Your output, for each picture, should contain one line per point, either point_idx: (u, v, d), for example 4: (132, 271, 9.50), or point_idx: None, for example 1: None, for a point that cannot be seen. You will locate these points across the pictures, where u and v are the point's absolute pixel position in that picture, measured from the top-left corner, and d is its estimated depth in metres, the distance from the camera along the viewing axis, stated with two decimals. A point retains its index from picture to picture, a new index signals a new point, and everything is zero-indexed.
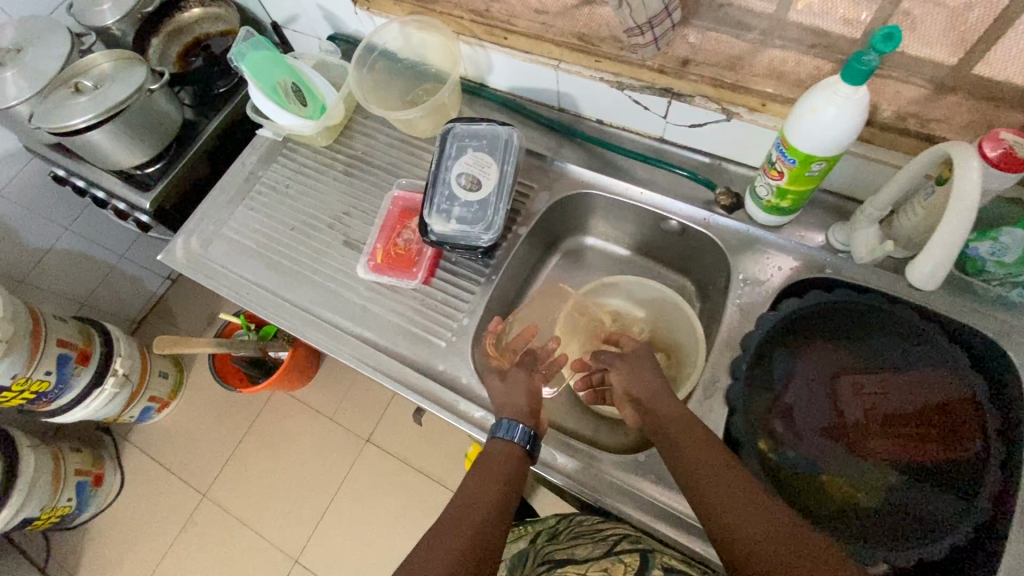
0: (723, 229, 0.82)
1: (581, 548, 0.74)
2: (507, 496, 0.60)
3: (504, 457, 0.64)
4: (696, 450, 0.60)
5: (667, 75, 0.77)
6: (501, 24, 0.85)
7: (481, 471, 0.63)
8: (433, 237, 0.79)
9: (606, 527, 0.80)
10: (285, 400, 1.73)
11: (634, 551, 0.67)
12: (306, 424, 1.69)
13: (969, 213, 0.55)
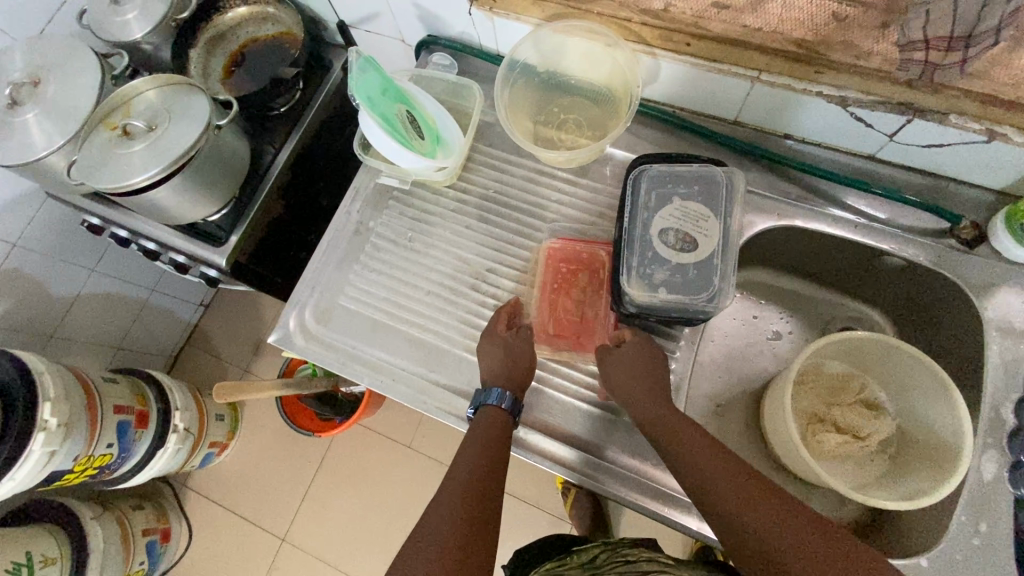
0: (963, 266, 0.69)
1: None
2: (494, 455, 0.62)
3: (491, 426, 0.65)
4: (683, 442, 0.60)
5: (916, 89, 0.62)
6: (684, 27, 0.67)
7: (470, 441, 0.64)
8: (632, 309, 0.64)
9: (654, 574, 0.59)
10: (355, 431, 1.59)
11: None
12: (383, 457, 1.57)
13: None
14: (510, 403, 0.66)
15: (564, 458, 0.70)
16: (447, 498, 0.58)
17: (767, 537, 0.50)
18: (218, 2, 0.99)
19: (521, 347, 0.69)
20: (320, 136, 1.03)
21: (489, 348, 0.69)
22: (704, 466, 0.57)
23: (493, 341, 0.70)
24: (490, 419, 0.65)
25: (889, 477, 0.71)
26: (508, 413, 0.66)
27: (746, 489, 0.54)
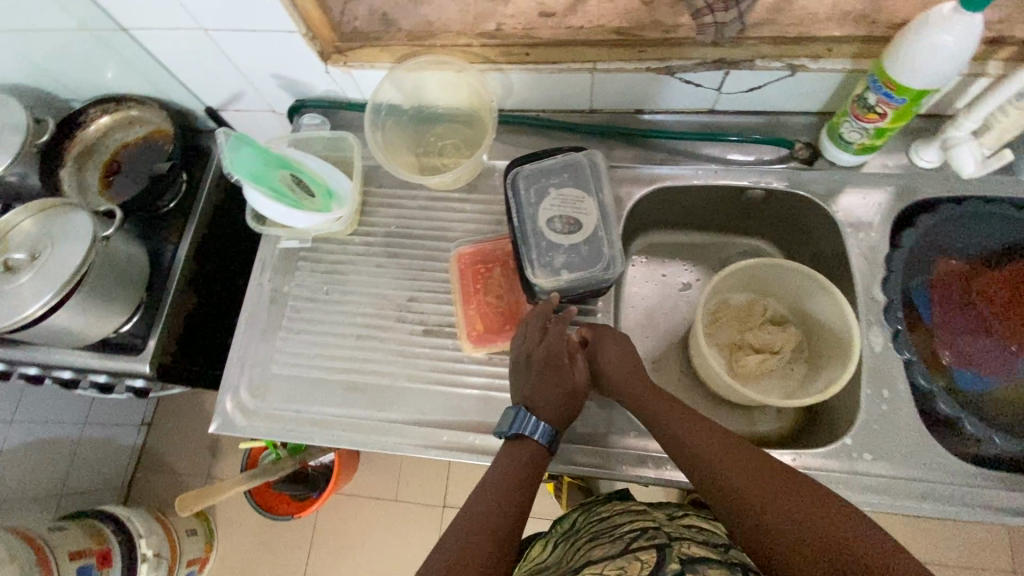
0: (810, 182, 0.79)
1: (601, 547, 0.61)
2: (529, 483, 0.61)
3: (527, 455, 0.63)
4: (688, 429, 0.60)
5: (723, 46, 0.72)
6: (519, 39, 0.75)
7: (500, 467, 0.62)
8: (545, 295, 0.69)
9: (626, 523, 0.65)
10: (337, 501, 1.55)
11: (651, 546, 0.56)
12: (374, 519, 1.53)
13: None
14: (548, 437, 0.64)
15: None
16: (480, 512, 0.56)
17: (768, 522, 0.48)
18: (77, 117, 0.97)
19: (577, 386, 0.69)
20: (217, 221, 1.03)
21: (546, 376, 0.67)
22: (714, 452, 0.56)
23: (552, 369, 0.67)
24: (529, 448, 0.64)
25: (808, 379, 0.80)
26: (549, 447, 0.65)
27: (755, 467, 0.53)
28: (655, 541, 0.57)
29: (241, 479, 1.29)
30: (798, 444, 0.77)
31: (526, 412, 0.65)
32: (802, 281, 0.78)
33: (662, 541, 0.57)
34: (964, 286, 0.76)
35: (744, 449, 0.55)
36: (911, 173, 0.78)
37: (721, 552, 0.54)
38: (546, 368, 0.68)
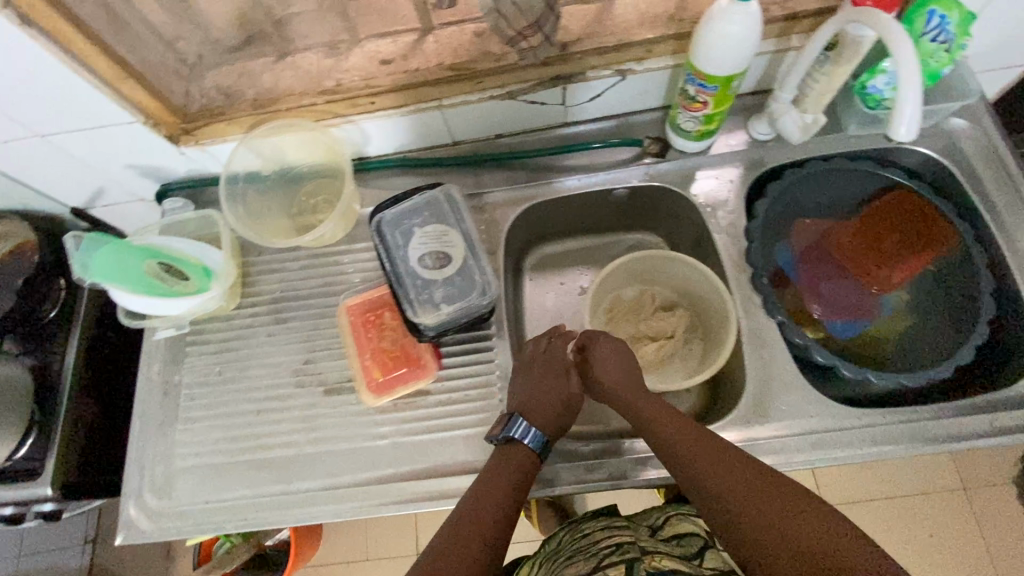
0: (666, 173, 0.84)
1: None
2: (515, 491, 0.64)
3: (516, 462, 0.66)
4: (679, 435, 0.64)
5: (552, 64, 0.75)
6: (361, 90, 0.77)
7: (493, 471, 0.66)
8: (431, 332, 0.70)
9: (607, 534, 0.73)
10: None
11: (622, 561, 0.67)
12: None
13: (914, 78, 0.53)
14: (538, 444, 0.68)
15: (455, 490, 0.71)
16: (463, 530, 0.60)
17: (769, 541, 0.52)
18: None
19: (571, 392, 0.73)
20: (107, 319, 0.99)
21: (543, 381, 0.72)
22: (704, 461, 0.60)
23: (548, 374, 0.73)
24: (520, 455, 0.67)
25: (705, 356, 0.83)
26: (537, 456, 0.67)
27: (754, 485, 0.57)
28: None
29: None
30: (707, 419, 0.79)
31: (521, 419, 0.68)
32: (680, 268, 0.83)
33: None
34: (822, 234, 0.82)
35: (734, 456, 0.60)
36: (754, 147, 0.83)
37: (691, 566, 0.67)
38: (544, 374, 0.73)
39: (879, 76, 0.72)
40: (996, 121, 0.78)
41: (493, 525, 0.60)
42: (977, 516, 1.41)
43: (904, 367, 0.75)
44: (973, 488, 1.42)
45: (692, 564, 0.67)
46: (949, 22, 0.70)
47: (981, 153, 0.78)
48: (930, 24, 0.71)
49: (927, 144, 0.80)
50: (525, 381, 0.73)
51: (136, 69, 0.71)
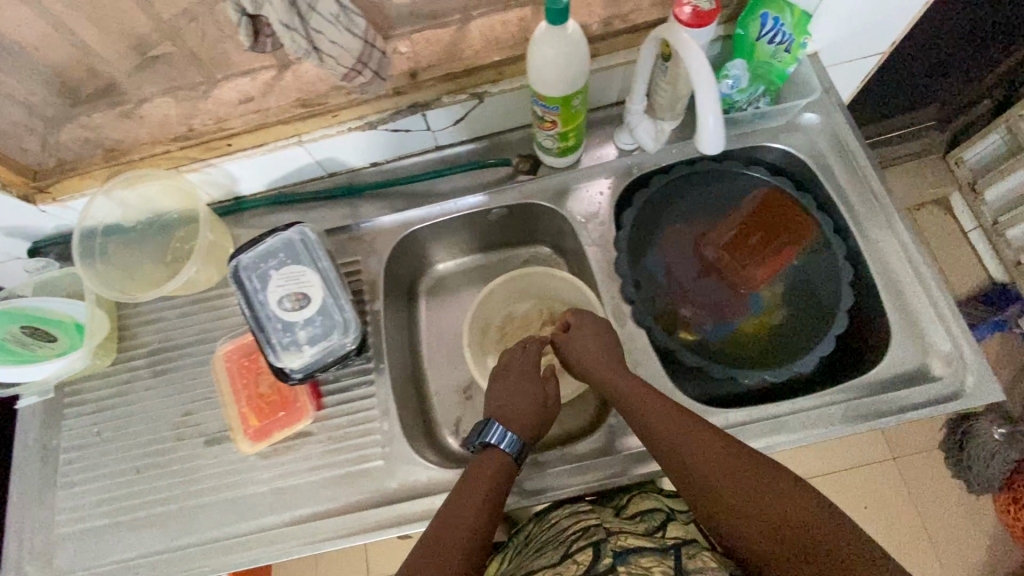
0: (539, 188, 0.85)
1: (544, 555, 0.66)
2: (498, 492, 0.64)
3: (495, 469, 0.66)
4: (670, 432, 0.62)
5: (405, 93, 0.75)
6: (214, 134, 0.75)
7: (466, 480, 0.65)
8: (299, 374, 0.69)
9: (573, 520, 0.70)
10: None
11: (588, 544, 0.63)
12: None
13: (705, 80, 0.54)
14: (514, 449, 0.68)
15: (339, 530, 0.70)
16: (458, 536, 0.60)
17: (770, 538, 0.54)
18: None
19: (547, 394, 0.75)
20: None
21: (517, 385, 0.75)
22: (699, 461, 0.60)
23: (524, 380, 0.75)
24: (495, 460, 0.67)
25: None
26: (515, 459, 0.68)
27: (755, 479, 0.57)
28: (592, 540, 0.64)
29: None
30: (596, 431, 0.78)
31: (497, 423, 0.70)
32: (555, 279, 0.85)
33: (598, 539, 0.64)
34: (697, 235, 0.82)
35: (725, 452, 0.59)
36: (622, 157, 0.84)
37: (654, 541, 0.63)
38: (519, 380, 0.75)
39: (723, 81, 0.75)
40: (848, 116, 0.80)
41: (469, 530, 0.60)
42: (907, 484, 1.45)
43: (778, 363, 0.75)
44: (902, 457, 1.46)
45: (657, 539, 0.64)
46: (783, 24, 0.71)
47: (835, 147, 0.80)
48: (766, 26, 0.72)
49: (785, 140, 0.82)
50: (503, 379, 0.75)
51: None
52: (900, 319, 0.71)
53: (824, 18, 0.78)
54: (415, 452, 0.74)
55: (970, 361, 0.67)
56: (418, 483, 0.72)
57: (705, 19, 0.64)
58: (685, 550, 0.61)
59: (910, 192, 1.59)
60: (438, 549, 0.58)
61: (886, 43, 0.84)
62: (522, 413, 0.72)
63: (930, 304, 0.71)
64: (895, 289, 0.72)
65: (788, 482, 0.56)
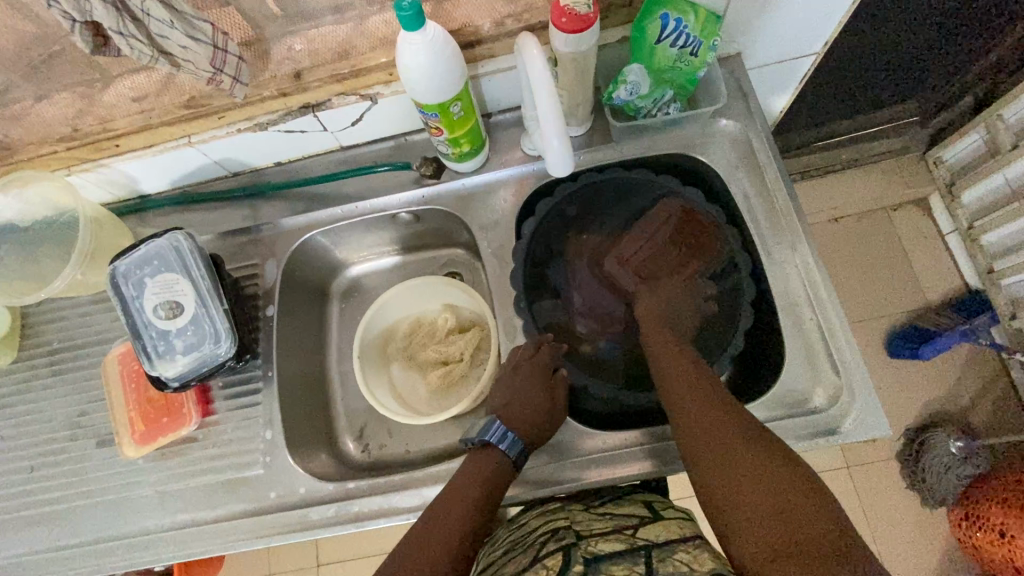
0: (442, 193, 0.82)
1: (512, 562, 0.59)
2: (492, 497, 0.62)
3: (493, 468, 0.64)
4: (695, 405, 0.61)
5: (292, 94, 0.73)
6: (100, 134, 0.74)
7: (467, 476, 0.63)
8: (175, 382, 0.69)
9: (545, 523, 0.63)
10: None
11: (556, 549, 0.57)
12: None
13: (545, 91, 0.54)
14: (515, 452, 0.65)
15: (214, 537, 0.71)
16: (446, 538, 0.58)
17: (756, 514, 0.50)
18: None
19: (557, 403, 0.69)
20: None
21: (528, 388, 0.69)
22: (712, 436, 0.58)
23: (538, 384, 0.69)
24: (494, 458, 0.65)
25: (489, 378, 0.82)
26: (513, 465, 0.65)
27: (759, 461, 0.54)
28: (562, 544, 0.57)
29: None
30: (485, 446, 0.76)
31: (498, 422, 0.67)
32: (462, 286, 0.85)
33: (569, 542, 0.57)
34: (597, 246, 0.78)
35: (740, 432, 0.57)
36: (528, 162, 0.80)
37: (626, 540, 0.56)
38: (531, 379, 0.69)
39: (620, 87, 0.71)
40: (762, 124, 0.77)
41: (453, 524, 0.59)
42: (861, 494, 1.38)
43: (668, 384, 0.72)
44: (856, 465, 1.39)
45: (630, 539, 0.56)
46: (685, 26, 0.66)
47: (745, 158, 0.77)
48: (667, 28, 0.67)
49: (697, 150, 0.78)
50: (511, 379, 0.70)
51: None
52: (793, 345, 0.68)
53: (741, 19, 0.72)
54: (296, 463, 0.73)
55: (858, 393, 0.64)
56: (295, 495, 0.71)
57: (580, 24, 0.60)
58: (659, 552, 0.53)
59: (890, 191, 1.49)
60: (420, 537, 0.58)
61: (819, 43, 0.78)
62: (525, 418, 0.67)
63: (826, 330, 0.68)
64: (792, 313, 0.69)
65: (799, 469, 0.52)
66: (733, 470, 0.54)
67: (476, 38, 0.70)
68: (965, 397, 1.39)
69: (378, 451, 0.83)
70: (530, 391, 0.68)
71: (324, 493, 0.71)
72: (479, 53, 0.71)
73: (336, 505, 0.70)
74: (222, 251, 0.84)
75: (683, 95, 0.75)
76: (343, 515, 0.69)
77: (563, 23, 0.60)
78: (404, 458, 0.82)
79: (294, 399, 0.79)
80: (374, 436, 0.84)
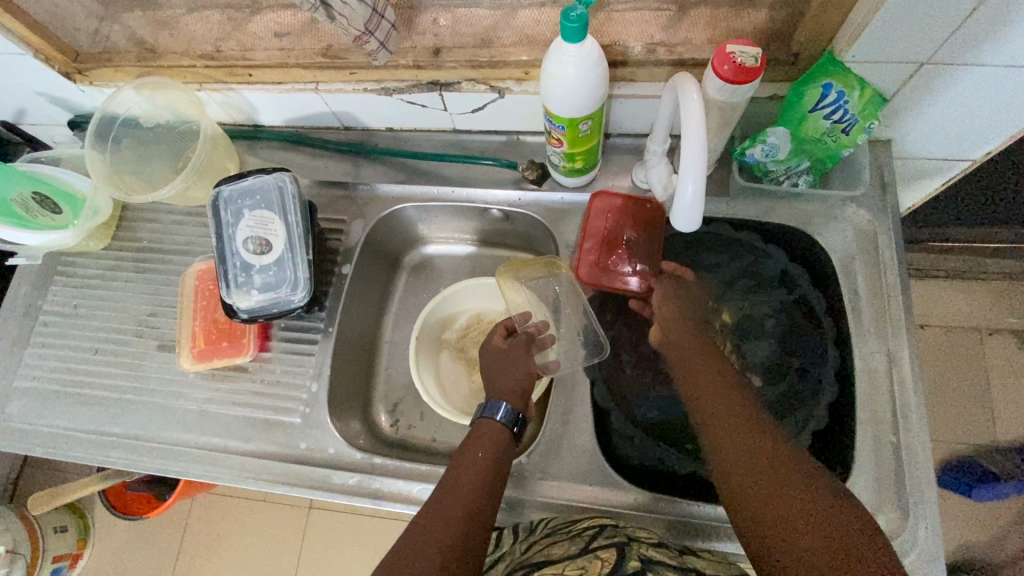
0: (540, 200, 0.81)
1: (558, 548, 0.59)
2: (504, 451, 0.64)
3: (496, 434, 0.65)
4: (705, 387, 0.60)
5: (425, 68, 0.72)
6: (237, 61, 0.76)
7: (479, 438, 0.64)
8: (244, 315, 0.71)
9: (585, 520, 0.64)
10: (211, 499, 1.43)
11: (609, 545, 0.58)
12: (244, 507, 1.42)
13: (697, 137, 0.50)
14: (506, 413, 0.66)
15: (237, 468, 0.73)
16: (471, 477, 0.59)
17: (759, 482, 0.50)
18: None
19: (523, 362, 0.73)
20: None
21: (499, 365, 0.73)
22: (717, 417, 0.57)
23: (494, 352, 0.75)
24: (495, 428, 0.65)
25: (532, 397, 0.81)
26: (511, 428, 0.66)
27: (756, 445, 0.53)
28: (614, 541, 0.58)
29: (92, 479, 1.20)
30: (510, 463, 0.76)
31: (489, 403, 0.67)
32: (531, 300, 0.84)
33: (620, 541, 0.58)
34: (619, 208, 0.74)
35: (748, 414, 0.56)
36: (635, 194, 0.78)
37: (674, 556, 0.56)
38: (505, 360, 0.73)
39: (756, 146, 0.68)
40: (895, 223, 0.72)
41: (481, 467, 0.60)
42: None
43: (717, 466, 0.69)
44: None
45: (677, 557, 0.57)
46: (847, 100, 0.62)
47: (866, 253, 0.72)
48: (827, 98, 0.62)
49: (814, 231, 0.73)
50: (492, 367, 0.73)
51: (16, 0, 0.72)
52: (864, 462, 0.64)
53: (908, 107, 0.67)
54: (333, 422, 0.74)
55: (920, 535, 0.61)
56: (325, 453, 0.73)
57: (744, 76, 0.57)
58: None
59: (987, 311, 1.35)
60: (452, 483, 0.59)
61: (981, 151, 0.72)
62: (511, 387, 0.70)
63: (906, 462, 0.63)
64: (874, 431, 0.65)
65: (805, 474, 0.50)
66: (732, 442, 0.54)
67: (624, 59, 0.67)
68: (1009, 550, 1.23)
69: (407, 430, 0.83)
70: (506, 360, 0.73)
71: (352, 459, 0.72)
72: (623, 75, 0.69)
73: (360, 475, 0.71)
74: (316, 198, 0.85)
75: (818, 169, 0.71)
76: (364, 488, 0.70)
77: (724, 71, 0.57)
78: (429, 445, 0.81)
79: (345, 359, 0.80)
80: (406, 415, 0.84)
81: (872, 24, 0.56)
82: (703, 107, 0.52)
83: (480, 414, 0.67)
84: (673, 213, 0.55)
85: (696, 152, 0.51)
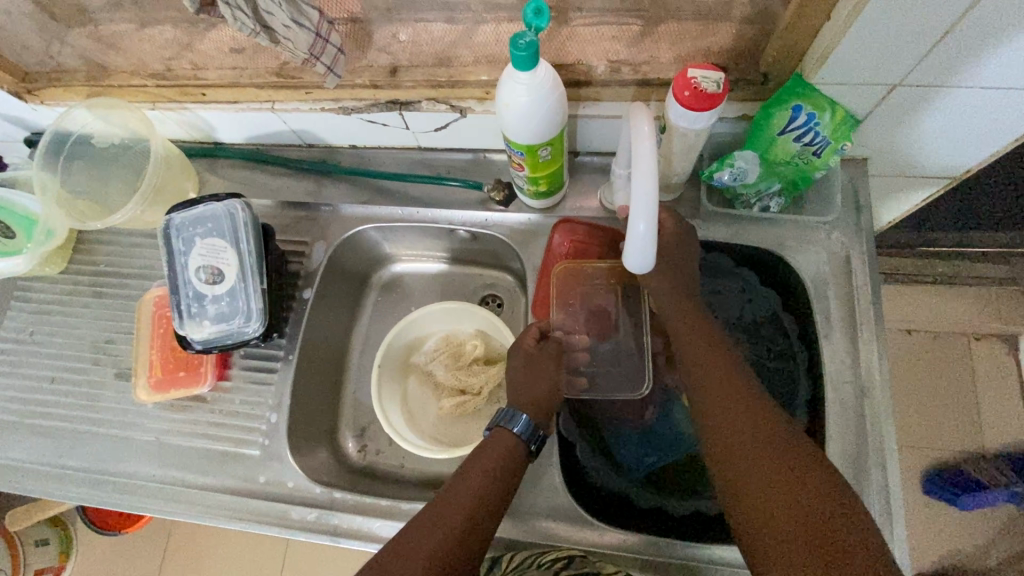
0: (507, 221, 0.78)
1: None
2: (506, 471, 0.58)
3: (502, 450, 0.60)
4: (701, 352, 0.59)
5: (382, 88, 0.69)
6: (189, 80, 0.73)
7: (482, 450, 0.60)
8: (198, 346, 0.69)
9: (551, 553, 0.62)
10: None
11: None
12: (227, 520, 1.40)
13: (648, 172, 0.48)
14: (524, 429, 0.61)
15: (195, 502, 0.71)
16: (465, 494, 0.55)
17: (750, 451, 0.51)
18: None
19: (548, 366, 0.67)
20: None
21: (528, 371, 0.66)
22: (708, 371, 0.57)
23: (522, 357, 0.66)
24: (505, 441, 0.61)
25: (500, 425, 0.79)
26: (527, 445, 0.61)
27: (752, 417, 0.53)
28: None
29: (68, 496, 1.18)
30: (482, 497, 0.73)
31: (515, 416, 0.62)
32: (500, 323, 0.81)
33: None
34: (584, 232, 0.73)
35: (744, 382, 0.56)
36: (604, 215, 0.75)
37: None
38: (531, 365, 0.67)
39: (724, 170, 0.65)
40: (869, 245, 0.69)
41: (477, 483, 0.56)
42: None
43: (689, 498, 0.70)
44: None
45: None
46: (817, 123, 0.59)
47: (840, 277, 0.69)
48: (796, 121, 0.60)
49: (788, 253, 0.71)
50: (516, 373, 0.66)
51: None
52: None
53: (884, 127, 0.64)
54: (293, 455, 0.72)
55: None
56: (284, 487, 0.71)
57: (707, 102, 0.54)
58: None
59: (977, 317, 1.32)
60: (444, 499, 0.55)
61: (960, 168, 0.70)
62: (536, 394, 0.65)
63: (874, 497, 0.62)
64: (845, 463, 0.63)
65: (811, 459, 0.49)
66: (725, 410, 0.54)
67: (586, 80, 0.64)
68: (994, 558, 1.22)
69: (374, 455, 0.81)
70: (529, 369, 0.66)
71: (312, 492, 0.70)
72: (587, 94, 0.66)
73: (320, 508, 0.69)
74: (277, 219, 0.83)
75: (789, 191, 0.68)
76: (323, 523, 0.68)
77: (684, 96, 0.54)
78: (396, 472, 0.80)
79: (309, 385, 0.78)
80: (374, 440, 0.82)
81: (840, 45, 0.53)
82: (657, 140, 0.49)
83: (497, 422, 0.62)
84: (628, 250, 0.52)
85: (645, 188, 0.48)
